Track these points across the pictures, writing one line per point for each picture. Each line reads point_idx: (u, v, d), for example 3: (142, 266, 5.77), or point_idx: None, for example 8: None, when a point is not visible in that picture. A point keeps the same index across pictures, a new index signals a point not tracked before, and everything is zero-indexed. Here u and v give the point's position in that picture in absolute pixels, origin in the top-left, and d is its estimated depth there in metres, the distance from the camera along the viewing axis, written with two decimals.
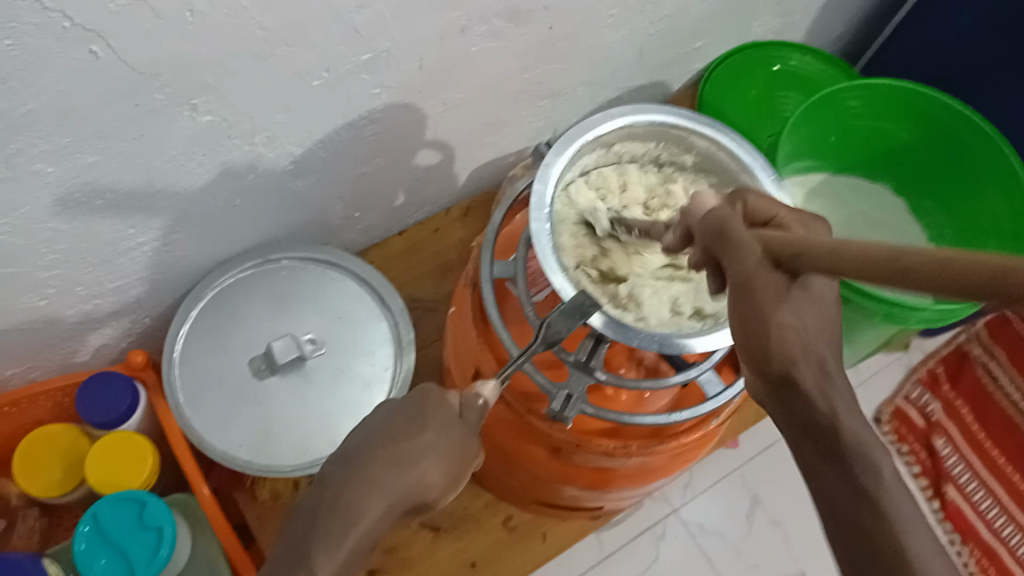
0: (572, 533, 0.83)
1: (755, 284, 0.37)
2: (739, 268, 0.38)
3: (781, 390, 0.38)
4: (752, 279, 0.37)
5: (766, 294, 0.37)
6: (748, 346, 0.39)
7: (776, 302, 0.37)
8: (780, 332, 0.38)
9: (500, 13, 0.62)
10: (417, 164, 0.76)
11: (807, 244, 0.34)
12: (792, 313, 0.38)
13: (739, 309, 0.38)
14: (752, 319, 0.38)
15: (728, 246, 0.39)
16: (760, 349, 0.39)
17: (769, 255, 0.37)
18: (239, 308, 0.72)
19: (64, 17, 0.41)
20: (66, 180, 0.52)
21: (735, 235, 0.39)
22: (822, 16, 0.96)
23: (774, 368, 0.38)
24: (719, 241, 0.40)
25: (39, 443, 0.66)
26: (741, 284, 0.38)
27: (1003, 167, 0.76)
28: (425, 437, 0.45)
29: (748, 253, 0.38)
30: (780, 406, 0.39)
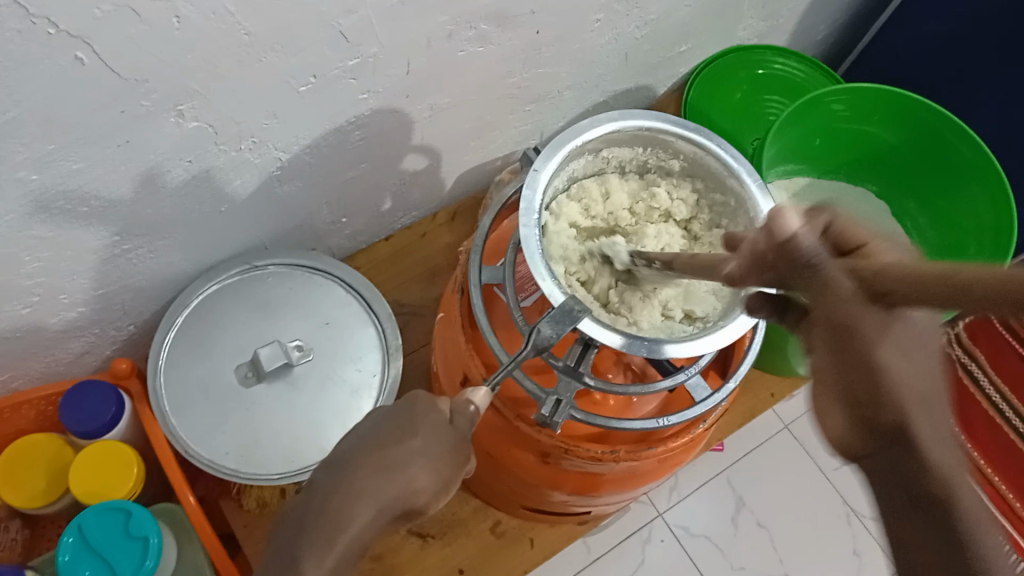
0: (560, 537, 0.82)
1: (859, 324, 0.31)
2: (834, 301, 0.31)
3: (885, 447, 0.31)
4: (838, 307, 0.31)
5: (870, 334, 0.30)
6: (844, 393, 0.31)
7: (882, 348, 0.30)
8: (897, 382, 0.30)
9: (487, 18, 0.62)
10: (404, 169, 0.76)
11: (894, 282, 0.30)
12: (897, 353, 0.31)
13: (828, 338, 0.32)
14: (851, 373, 0.31)
15: (819, 275, 0.33)
16: (868, 397, 0.31)
17: (868, 289, 0.31)
18: (225, 314, 0.72)
19: (48, 22, 0.41)
20: (50, 187, 0.51)
21: (829, 262, 0.33)
22: (804, 20, 0.97)
23: (881, 420, 0.31)
24: (806, 275, 0.34)
25: (23, 453, 0.65)
26: (834, 323, 0.31)
27: (986, 171, 0.78)
28: (415, 443, 0.45)
29: (839, 284, 0.32)
30: (877, 474, 0.32)
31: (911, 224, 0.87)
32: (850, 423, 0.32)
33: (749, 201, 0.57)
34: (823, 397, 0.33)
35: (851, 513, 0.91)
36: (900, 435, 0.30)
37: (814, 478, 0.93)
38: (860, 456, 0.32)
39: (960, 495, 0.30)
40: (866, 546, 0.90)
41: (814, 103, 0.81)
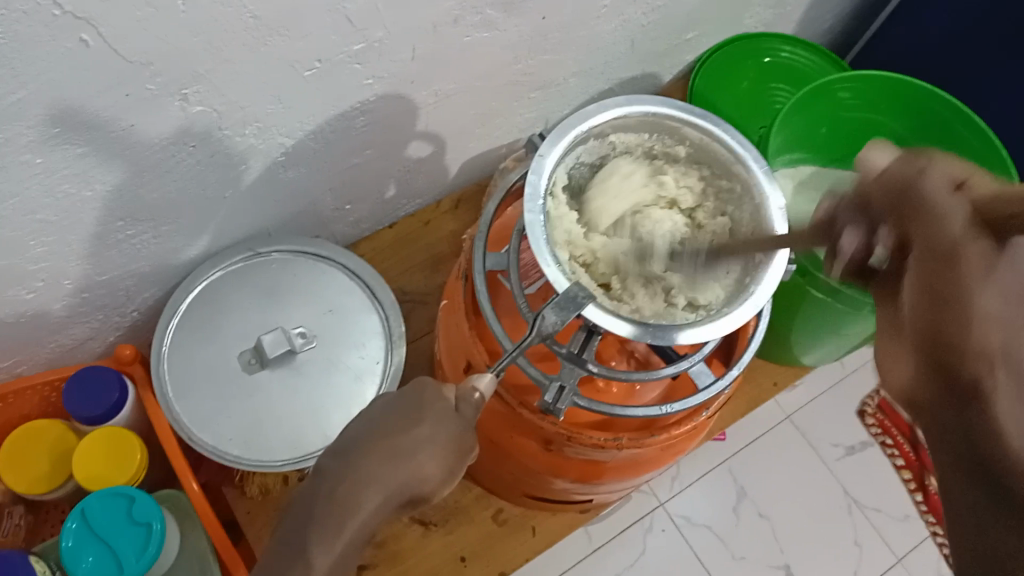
0: (564, 524, 0.82)
1: (958, 250, 0.36)
2: (933, 229, 0.36)
3: (959, 404, 0.35)
4: (940, 233, 0.36)
5: (969, 267, 0.36)
6: (933, 329, 0.37)
7: (974, 281, 0.35)
8: (982, 321, 0.35)
9: (494, 3, 0.61)
10: (408, 156, 0.75)
11: (1000, 205, 0.34)
12: (986, 286, 0.35)
13: (925, 264, 0.37)
14: (947, 317, 0.36)
15: (927, 207, 0.37)
16: (934, 335, 0.37)
17: (974, 223, 0.35)
18: (228, 300, 0.71)
19: (54, 3, 0.40)
20: (54, 171, 0.51)
21: (937, 204, 0.37)
22: (812, 8, 0.96)
23: (963, 370, 0.35)
24: (903, 207, 0.38)
25: (28, 438, 0.65)
26: (941, 253, 0.36)
27: (991, 156, 0.77)
28: (423, 429, 0.44)
29: (949, 216, 0.36)
30: (933, 415, 0.36)
31: None
32: (916, 372, 0.37)
33: (755, 188, 0.57)
34: (898, 354, 0.39)
35: (853, 504, 0.91)
36: (968, 361, 0.35)
37: (817, 468, 0.93)
38: (912, 403, 0.38)
39: (1010, 437, 0.32)
40: (868, 537, 0.90)
41: (818, 91, 0.80)
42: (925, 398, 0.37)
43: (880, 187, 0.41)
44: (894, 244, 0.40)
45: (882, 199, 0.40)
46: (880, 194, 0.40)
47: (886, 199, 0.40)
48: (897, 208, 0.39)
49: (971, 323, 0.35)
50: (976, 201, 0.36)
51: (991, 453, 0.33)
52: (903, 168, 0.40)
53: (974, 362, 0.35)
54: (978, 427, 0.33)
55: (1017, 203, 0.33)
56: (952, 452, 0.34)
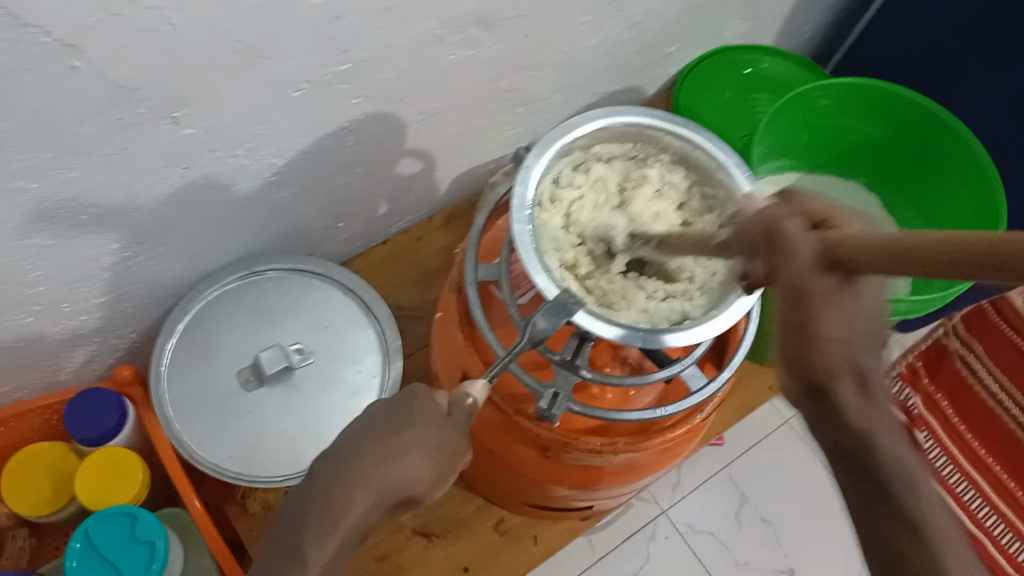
0: (563, 534, 0.83)
1: (811, 288, 0.32)
2: (793, 271, 0.32)
3: (813, 398, 0.34)
4: (798, 276, 0.32)
5: (819, 297, 0.32)
6: (787, 350, 0.34)
7: (840, 326, 0.32)
8: (828, 341, 0.32)
9: (476, 21, 0.63)
10: (398, 173, 0.77)
11: (847, 253, 0.30)
12: (840, 321, 0.32)
13: (788, 307, 0.33)
14: (799, 338, 0.33)
15: (784, 245, 0.33)
16: (800, 354, 0.33)
17: (824, 258, 0.32)
18: (226, 320, 0.72)
19: (43, 32, 0.42)
20: (49, 196, 0.52)
21: (790, 234, 0.33)
22: (792, 18, 0.98)
23: (813, 380, 0.34)
24: (769, 242, 0.34)
25: (30, 461, 0.66)
26: (794, 291, 0.32)
27: (974, 160, 0.78)
28: (413, 432, 0.45)
29: (799, 251, 0.32)
30: (812, 417, 0.35)
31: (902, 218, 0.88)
32: (793, 382, 0.35)
33: (738, 193, 0.58)
34: (780, 360, 0.35)
35: (853, 505, 0.92)
36: (829, 386, 0.33)
37: (815, 470, 0.93)
38: (805, 406, 0.35)
39: (880, 445, 0.35)
40: None
41: (801, 98, 0.81)
42: (806, 409, 0.35)
43: (755, 225, 0.36)
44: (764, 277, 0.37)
45: (756, 238, 0.36)
46: (753, 233, 0.36)
47: (761, 240, 0.35)
48: (767, 249, 0.34)
49: (811, 343, 0.33)
50: (830, 241, 0.31)
51: (871, 462, 0.35)
52: (774, 210, 0.35)
53: (814, 375, 0.34)
54: (855, 444, 0.35)
55: (865, 258, 0.29)
56: (835, 453, 0.36)
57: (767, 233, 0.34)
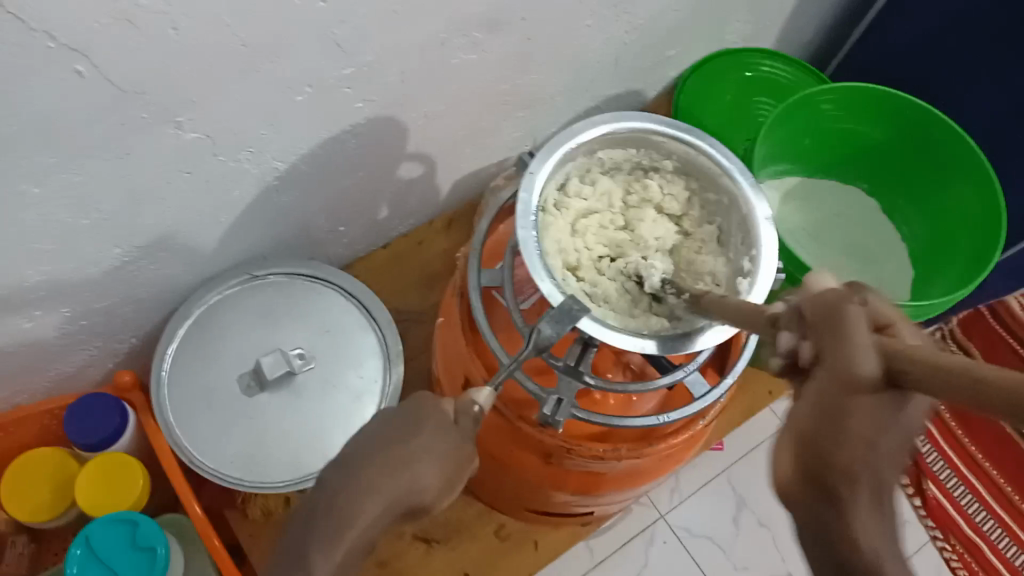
0: (565, 539, 0.83)
1: (860, 385, 0.27)
2: (846, 361, 0.28)
3: (813, 500, 0.28)
4: (853, 371, 0.27)
5: (863, 405, 0.27)
6: (805, 438, 0.29)
7: (868, 438, 0.27)
8: (860, 452, 0.27)
9: (479, 25, 0.63)
10: (400, 176, 0.77)
11: (910, 361, 0.26)
12: (875, 436, 0.27)
13: (823, 390, 0.28)
14: (822, 429, 0.28)
15: (844, 327, 0.28)
16: (817, 458, 0.28)
17: (887, 365, 0.27)
18: (227, 324, 0.72)
19: (48, 36, 0.41)
20: (52, 200, 0.52)
21: (857, 324, 0.28)
22: (791, 21, 0.98)
23: (825, 484, 0.28)
24: (829, 323, 0.29)
25: (28, 466, 0.65)
26: (840, 383, 0.28)
27: (974, 165, 0.79)
28: (420, 440, 0.46)
29: (859, 349, 0.28)
30: (808, 525, 0.29)
31: (902, 221, 0.89)
32: (798, 482, 0.29)
33: (742, 199, 0.58)
34: (783, 448, 0.30)
35: None
36: (837, 502, 0.28)
37: None
38: (798, 511, 0.29)
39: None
40: None
41: (802, 104, 0.82)
42: (801, 512, 0.29)
43: (815, 302, 0.31)
44: (793, 360, 0.31)
45: (814, 313, 0.30)
46: (812, 308, 0.31)
47: (813, 315, 0.30)
48: (824, 326, 0.29)
49: (823, 451, 0.28)
50: (894, 344, 0.27)
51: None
52: (838, 290, 0.30)
53: (836, 490, 0.28)
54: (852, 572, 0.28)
55: (931, 372, 0.25)
56: (823, 571, 0.29)
57: (824, 315, 0.30)
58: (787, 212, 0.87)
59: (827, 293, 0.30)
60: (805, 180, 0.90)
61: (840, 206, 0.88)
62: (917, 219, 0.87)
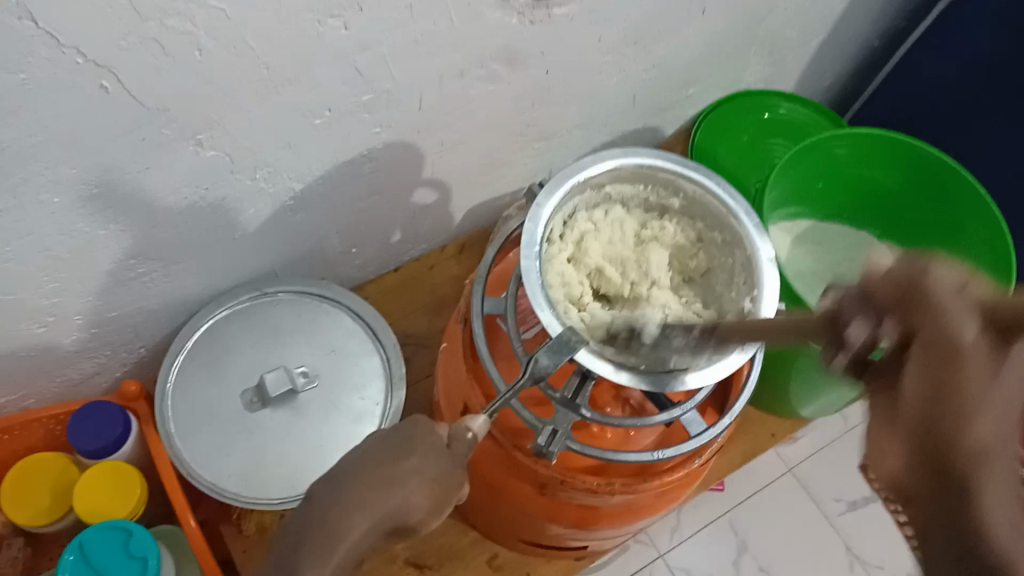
0: (558, 570, 0.81)
1: (966, 347, 0.32)
2: (944, 327, 0.33)
3: (936, 490, 0.34)
4: (950, 327, 0.32)
5: (972, 365, 0.32)
6: (923, 425, 0.34)
7: (989, 390, 0.33)
8: (982, 412, 0.33)
9: (499, 57, 0.64)
10: (414, 202, 0.78)
11: (1012, 312, 0.32)
12: (987, 383, 0.33)
13: (933, 362, 0.33)
14: (935, 416, 0.34)
15: (928, 302, 0.33)
16: (952, 419, 0.33)
17: (983, 322, 0.32)
18: (235, 340, 0.73)
19: (77, 52, 0.43)
20: (70, 210, 0.53)
21: (940, 291, 0.33)
22: (811, 67, 0.99)
23: (953, 463, 0.33)
24: (908, 300, 0.34)
25: (31, 470, 0.66)
26: (945, 351, 0.33)
27: (984, 219, 0.79)
28: (414, 459, 0.46)
29: (953, 317, 0.32)
30: (933, 515, 0.34)
31: None
32: (912, 459, 0.35)
33: (746, 241, 0.58)
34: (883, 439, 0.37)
35: (855, 561, 0.91)
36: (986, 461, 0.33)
37: (817, 520, 0.93)
38: (931, 484, 0.34)
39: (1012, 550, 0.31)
40: None
41: (815, 147, 0.82)
42: (925, 492, 0.35)
43: (880, 283, 0.35)
44: (899, 341, 0.35)
45: (884, 297, 0.35)
46: (885, 290, 0.35)
47: (890, 294, 0.35)
48: (902, 304, 0.34)
49: (950, 444, 0.33)
50: (982, 301, 0.33)
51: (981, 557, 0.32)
52: (904, 263, 0.35)
53: (973, 442, 0.33)
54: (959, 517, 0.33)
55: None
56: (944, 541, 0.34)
57: (914, 293, 0.34)
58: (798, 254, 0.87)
59: (880, 272, 0.36)
60: (817, 223, 0.90)
61: (852, 249, 0.89)
62: None
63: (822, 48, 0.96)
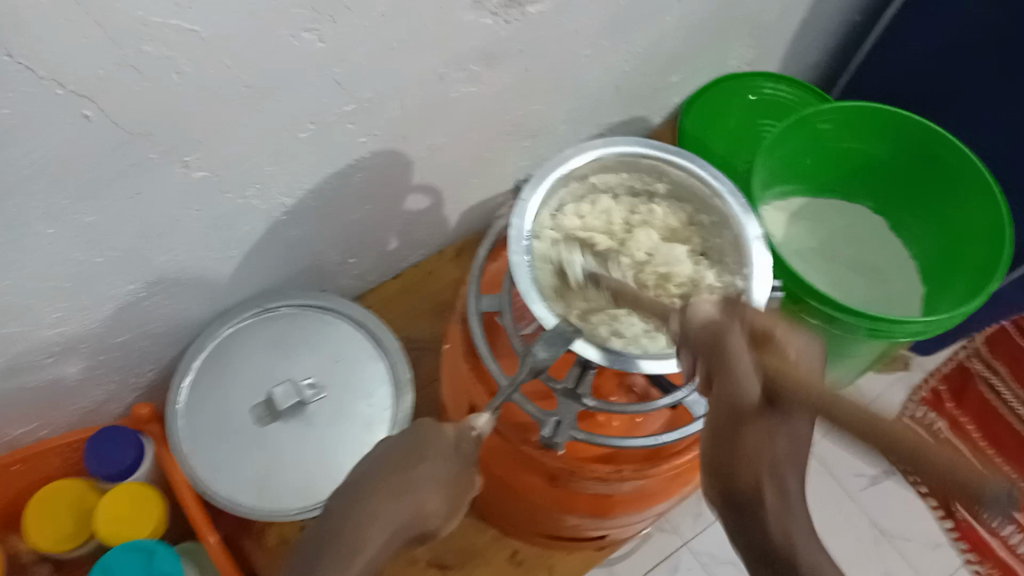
0: (579, 564, 0.82)
1: (745, 410, 0.37)
2: (737, 391, 0.37)
3: (728, 504, 0.39)
4: (740, 396, 0.37)
5: (758, 423, 0.37)
6: (712, 444, 0.39)
7: (766, 443, 0.38)
8: (753, 460, 0.38)
9: (476, 59, 0.64)
10: (407, 208, 0.79)
11: (793, 389, 0.34)
12: (767, 441, 0.38)
13: (720, 418, 0.38)
14: (721, 439, 0.38)
15: (727, 359, 0.37)
16: (729, 458, 0.38)
17: (766, 383, 0.36)
18: (240, 357, 0.74)
19: (57, 84, 0.44)
20: (68, 241, 0.54)
21: (738, 357, 0.37)
22: (796, 42, 0.99)
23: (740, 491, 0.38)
24: (714, 354, 0.38)
25: (51, 498, 0.67)
26: (732, 411, 0.37)
27: (974, 178, 0.78)
28: (425, 467, 0.47)
29: (741, 375, 0.36)
30: (732, 513, 0.39)
31: (911, 238, 0.88)
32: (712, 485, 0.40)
33: (733, 220, 0.58)
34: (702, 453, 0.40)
35: (880, 535, 0.93)
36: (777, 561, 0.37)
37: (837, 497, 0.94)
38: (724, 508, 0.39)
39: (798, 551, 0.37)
40: (896, 565, 0.91)
41: (802, 124, 0.82)
42: (725, 514, 0.39)
43: (700, 335, 0.39)
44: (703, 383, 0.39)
45: (701, 345, 0.39)
46: (698, 342, 0.39)
47: (703, 348, 0.38)
48: (711, 358, 0.38)
49: (737, 459, 0.38)
50: (767, 366, 0.36)
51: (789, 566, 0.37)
52: (721, 326, 0.38)
53: (740, 484, 0.38)
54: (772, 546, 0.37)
55: (855, 414, 0.29)
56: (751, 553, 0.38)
57: (715, 343, 0.38)
58: (794, 231, 0.88)
59: (703, 321, 0.39)
60: (810, 200, 0.91)
61: (848, 223, 0.89)
62: (925, 235, 0.87)
63: (804, 24, 0.95)
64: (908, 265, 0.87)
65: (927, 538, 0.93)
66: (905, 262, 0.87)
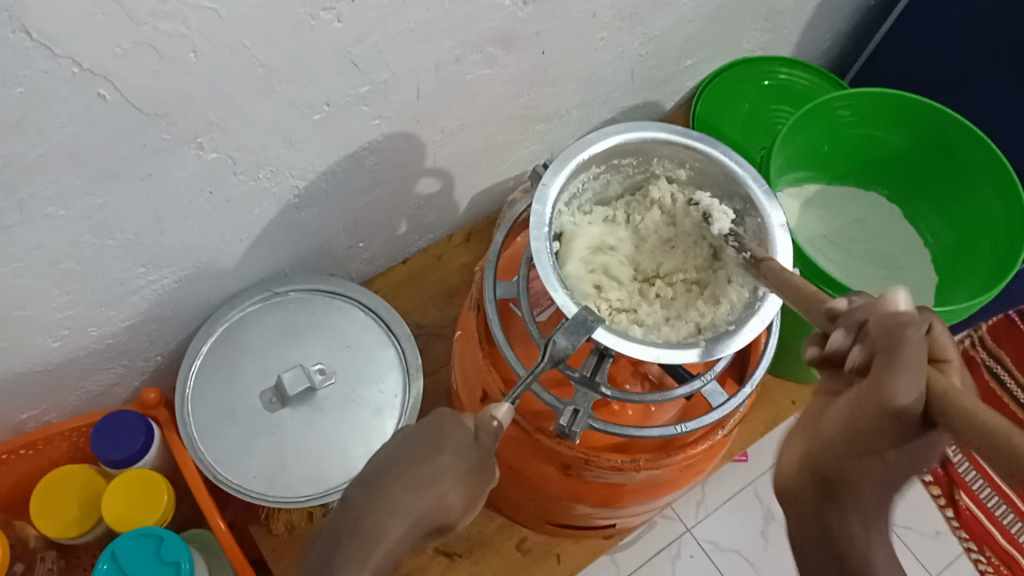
0: (587, 551, 0.81)
1: (897, 404, 0.28)
2: (887, 387, 0.29)
3: (817, 504, 0.33)
4: (893, 401, 0.28)
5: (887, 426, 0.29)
6: (815, 443, 0.33)
7: (859, 517, 0.32)
8: (866, 468, 0.30)
9: (493, 40, 0.63)
10: (418, 192, 0.77)
11: (951, 407, 0.27)
12: (889, 476, 0.30)
13: (857, 410, 0.30)
14: (842, 439, 0.31)
15: (898, 349, 0.29)
16: (847, 441, 0.30)
17: (925, 398, 0.28)
18: (249, 341, 0.73)
19: (72, 62, 0.42)
20: (77, 223, 0.53)
21: (908, 344, 0.29)
22: (810, 28, 0.98)
23: (834, 487, 0.32)
24: (885, 344, 0.30)
25: (58, 484, 0.66)
26: (874, 404, 0.29)
27: (994, 169, 0.78)
28: (445, 458, 0.46)
29: (910, 366, 0.28)
30: (811, 520, 0.34)
31: (926, 227, 0.88)
32: (801, 474, 0.33)
33: (755, 207, 0.58)
34: (796, 440, 0.34)
35: (884, 521, 0.93)
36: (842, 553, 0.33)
37: None
38: (790, 493, 0.35)
39: None
40: (900, 553, 0.91)
41: (821, 110, 0.81)
42: (803, 495, 0.34)
43: (885, 321, 0.31)
44: (860, 355, 0.32)
45: (885, 331, 0.31)
46: (880, 327, 0.31)
47: (879, 331, 0.31)
48: (883, 345, 0.30)
49: (851, 455, 0.31)
50: (940, 382, 0.28)
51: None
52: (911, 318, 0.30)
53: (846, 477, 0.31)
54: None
55: (962, 413, 0.26)
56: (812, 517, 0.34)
57: (901, 330, 0.30)
58: (807, 218, 0.87)
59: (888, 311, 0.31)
60: (825, 187, 0.90)
61: (862, 212, 0.89)
62: (940, 224, 0.86)
63: (819, 9, 0.94)
64: (922, 254, 0.86)
65: (928, 526, 0.93)
66: (919, 251, 0.86)
